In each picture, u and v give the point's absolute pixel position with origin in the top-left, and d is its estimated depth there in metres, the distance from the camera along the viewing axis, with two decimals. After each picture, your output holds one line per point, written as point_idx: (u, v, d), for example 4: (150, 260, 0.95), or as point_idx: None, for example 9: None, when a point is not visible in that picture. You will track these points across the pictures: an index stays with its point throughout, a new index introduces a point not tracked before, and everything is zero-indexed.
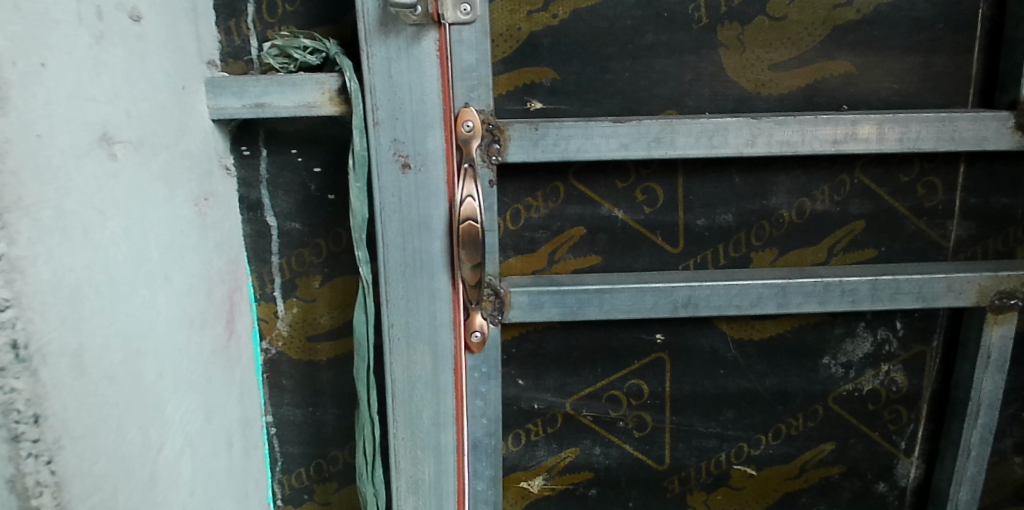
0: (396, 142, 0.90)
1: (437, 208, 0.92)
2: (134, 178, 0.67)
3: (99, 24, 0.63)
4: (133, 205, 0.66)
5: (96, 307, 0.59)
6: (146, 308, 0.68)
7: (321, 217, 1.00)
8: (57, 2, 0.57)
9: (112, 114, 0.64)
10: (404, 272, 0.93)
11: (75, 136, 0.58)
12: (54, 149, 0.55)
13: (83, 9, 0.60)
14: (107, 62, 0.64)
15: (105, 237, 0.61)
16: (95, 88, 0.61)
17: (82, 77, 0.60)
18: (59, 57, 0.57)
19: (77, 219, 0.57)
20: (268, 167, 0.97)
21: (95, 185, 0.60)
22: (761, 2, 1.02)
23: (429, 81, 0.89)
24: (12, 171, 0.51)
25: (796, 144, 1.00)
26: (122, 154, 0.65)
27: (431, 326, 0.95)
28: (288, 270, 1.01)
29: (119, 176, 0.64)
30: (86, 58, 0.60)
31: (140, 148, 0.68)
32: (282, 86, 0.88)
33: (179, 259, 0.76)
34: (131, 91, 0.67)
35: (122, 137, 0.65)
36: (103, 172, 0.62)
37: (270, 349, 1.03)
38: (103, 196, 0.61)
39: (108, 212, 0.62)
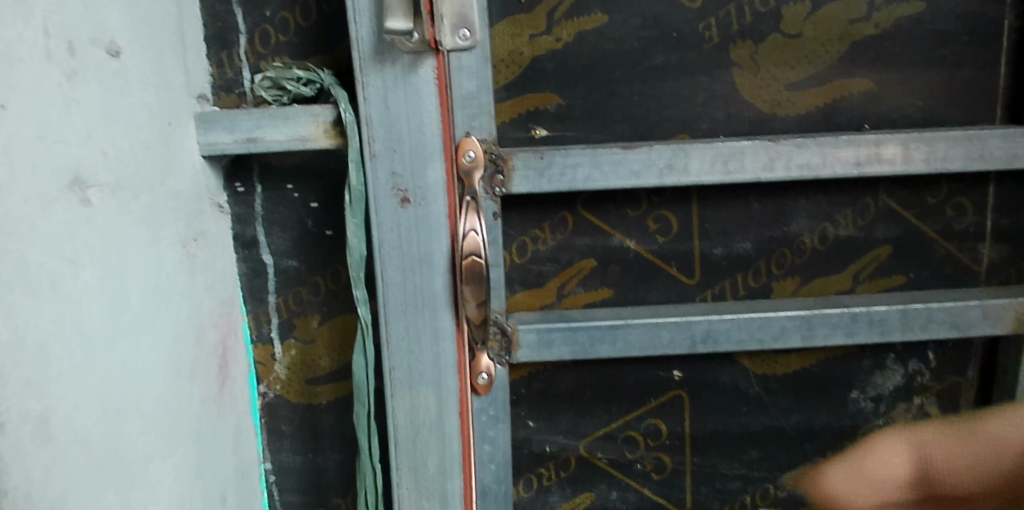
0: (394, 175, 0.85)
1: (439, 244, 0.87)
2: (111, 223, 0.63)
3: (72, 61, 0.60)
4: (110, 252, 0.62)
5: (65, 366, 0.55)
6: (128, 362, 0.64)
7: (319, 254, 0.95)
8: (20, 39, 0.54)
9: (86, 156, 0.60)
10: (405, 311, 0.89)
11: (41, 182, 0.55)
12: (16, 196, 0.52)
13: (52, 44, 0.57)
14: (80, 100, 0.60)
15: (77, 289, 0.57)
16: (66, 129, 0.58)
17: (50, 116, 0.56)
18: (24, 97, 0.54)
19: (43, 272, 0.54)
20: (263, 203, 0.93)
21: (64, 232, 0.57)
22: (775, 18, 0.97)
23: (427, 111, 0.84)
24: None
25: (817, 167, 0.95)
26: (98, 199, 0.61)
27: (434, 367, 0.90)
28: (286, 310, 0.96)
29: (94, 222, 0.60)
30: (55, 97, 0.57)
31: (119, 189, 0.65)
32: (275, 119, 0.84)
33: (165, 306, 0.72)
34: (108, 130, 0.64)
35: (98, 178, 0.61)
36: (74, 219, 0.58)
37: (268, 393, 0.98)
38: (74, 245, 0.58)
39: (81, 261, 0.58)
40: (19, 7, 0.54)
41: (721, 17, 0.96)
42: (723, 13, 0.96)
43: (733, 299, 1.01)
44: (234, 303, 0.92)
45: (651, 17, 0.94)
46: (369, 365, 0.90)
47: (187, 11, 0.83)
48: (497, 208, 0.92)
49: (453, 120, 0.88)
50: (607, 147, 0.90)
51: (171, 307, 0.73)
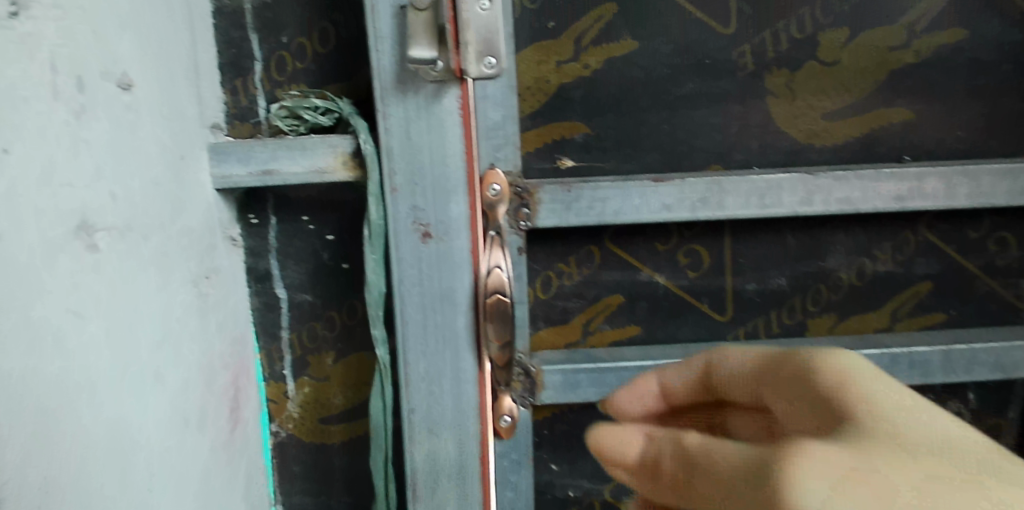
0: (415, 209, 0.81)
1: (461, 281, 0.83)
2: (119, 269, 0.59)
3: (80, 97, 0.56)
4: (117, 301, 0.58)
5: (69, 429, 0.52)
6: (134, 416, 0.60)
7: (335, 288, 0.91)
8: (25, 77, 0.50)
9: (93, 200, 0.56)
10: (425, 351, 0.85)
11: (46, 230, 0.51)
12: (20, 247, 0.48)
13: (59, 81, 0.53)
14: (89, 140, 0.56)
15: (82, 345, 0.54)
16: (73, 172, 0.54)
17: (56, 159, 0.52)
18: (27, 139, 0.50)
19: (46, 328, 0.50)
20: (277, 235, 0.89)
21: (70, 285, 0.53)
22: (812, 45, 0.92)
23: (451, 142, 0.80)
24: None
25: (856, 202, 0.90)
26: (106, 244, 0.57)
27: (456, 410, 0.86)
28: (299, 346, 0.92)
29: (101, 270, 0.56)
30: (62, 137, 0.53)
31: (128, 232, 0.61)
32: (291, 151, 0.80)
33: (174, 353, 0.68)
34: (117, 170, 0.60)
35: (105, 221, 0.57)
36: (81, 268, 0.54)
37: (280, 432, 0.94)
38: (80, 296, 0.54)
39: (87, 314, 0.54)
40: (25, 42, 0.50)
41: (757, 44, 0.91)
42: (759, 39, 0.91)
43: (767, 337, 0.97)
44: (247, 340, 0.88)
45: (684, 43, 0.90)
46: (387, 407, 0.87)
47: (201, 38, 0.79)
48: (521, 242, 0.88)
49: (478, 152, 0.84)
50: (637, 179, 0.86)
51: (179, 354, 0.69)
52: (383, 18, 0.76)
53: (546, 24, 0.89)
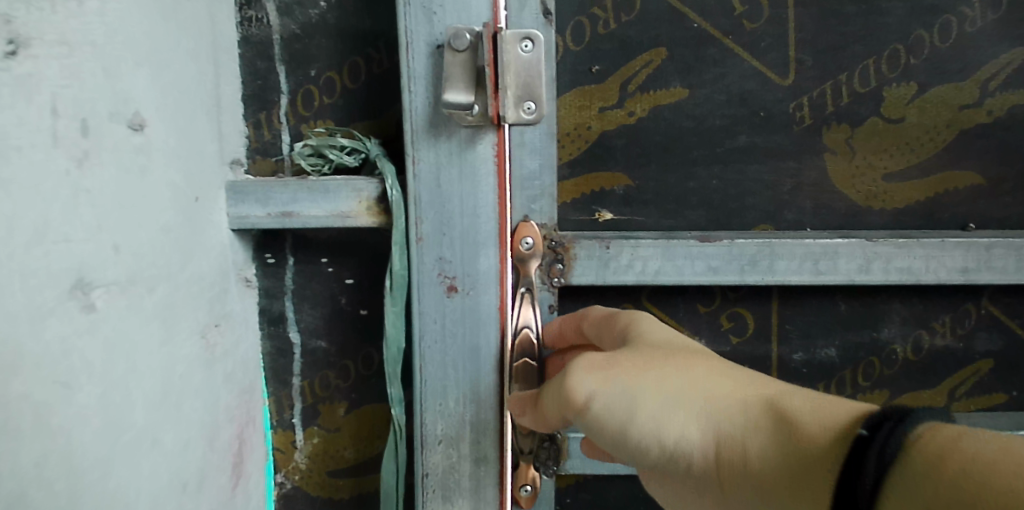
0: (442, 260, 0.75)
1: (486, 338, 0.77)
2: (119, 328, 0.55)
3: (83, 144, 0.52)
4: (115, 362, 0.54)
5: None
6: (126, 489, 0.55)
7: (351, 335, 0.86)
8: (21, 123, 0.47)
9: (93, 254, 0.52)
10: (445, 412, 0.78)
11: (34, 292, 0.47)
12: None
13: (60, 126, 0.50)
14: (91, 189, 0.52)
15: (69, 415, 0.49)
16: (71, 226, 0.50)
17: (52, 212, 0.49)
18: (17, 194, 0.46)
19: (23, 402, 0.46)
20: (294, 277, 0.84)
21: (58, 349, 0.49)
22: (876, 101, 0.86)
23: (484, 191, 0.74)
24: None
25: (919, 272, 0.82)
26: (105, 302, 0.53)
27: (473, 477, 0.79)
28: (310, 394, 0.87)
29: (97, 330, 0.52)
30: (60, 188, 0.50)
31: (133, 289, 0.57)
32: (313, 193, 0.75)
33: (175, 413, 0.63)
34: (124, 220, 0.56)
35: (105, 277, 0.53)
36: (74, 330, 0.50)
37: (285, 484, 0.89)
38: (69, 364, 0.50)
39: (77, 382, 0.50)
40: (22, 84, 0.47)
41: (815, 97, 0.85)
42: (817, 93, 0.85)
43: None
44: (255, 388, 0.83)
45: (737, 93, 0.84)
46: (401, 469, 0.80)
47: (224, 69, 0.75)
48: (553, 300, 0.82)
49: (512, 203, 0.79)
50: (682, 237, 0.80)
51: (180, 411, 0.64)
52: (417, 57, 0.71)
53: (591, 68, 0.83)
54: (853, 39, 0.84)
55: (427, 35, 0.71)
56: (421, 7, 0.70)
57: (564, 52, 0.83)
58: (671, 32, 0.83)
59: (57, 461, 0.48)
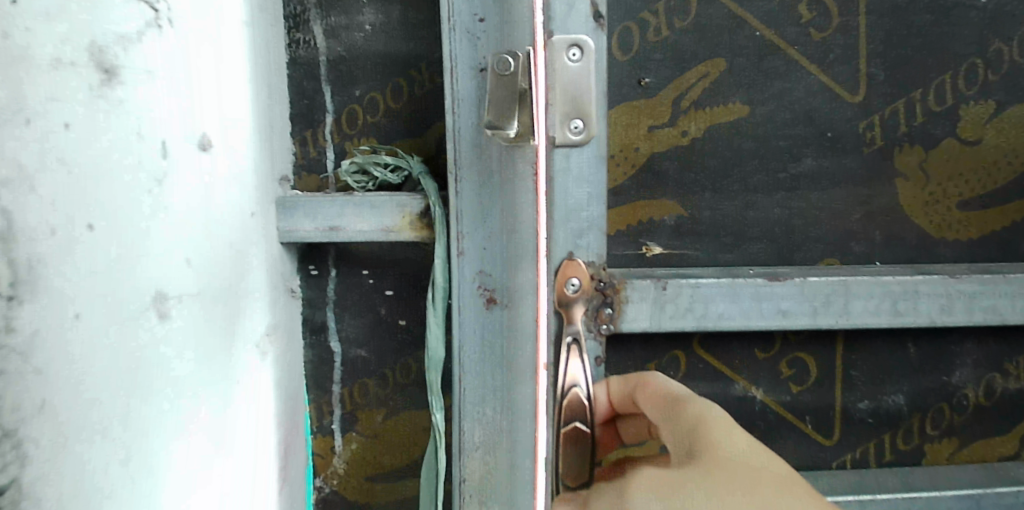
0: (481, 273, 0.76)
1: (523, 351, 0.77)
2: (190, 338, 0.56)
3: (165, 164, 0.52)
4: (188, 372, 0.56)
5: None
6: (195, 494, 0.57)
7: (390, 345, 0.88)
8: (114, 145, 0.47)
9: (173, 268, 0.53)
10: (483, 419, 0.79)
11: (127, 307, 0.48)
12: (97, 331, 0.45)
13: (146, 147, 0.50)
14: (170, 205, 0.53)
15: (153, 427, 0.51)
16: (156, 241, 0.51)
17: (140, 227, 0.49)
18: (110, 215, 0.46)
19: (118, 414, 0.47)
20: (337, 288, 0.87)
21: (144, 361, 0.50)
22: (952, 120, 0.86)
23: (522, 205, 0.73)
24: (38, 370, 0.42)
25: (1001, 310, 0.84)
26: (180, 312, 0.54)
27: (509, 484, 0.79)
28: (350, 401, 0.89)
29: (175, 341, 0.53)
30: (147, 207, 0.50)
31: (198, 301, 0.58)
32: (358, 208, 0.77)
33: (235, 418, 0.65)
34: (194, 237, 0.57)
35: (184, 291, 0.54)
36: (157, 343, 0.51)
37: (324, 487, 0.91)
38: (153, 375, 0.51)
39: (160, 392, 0.51)
40: (116, 109, 0.47)
41: (886, 117, 0.85)
42: (892, 112, 0.85)
43: (876, 465, 0.91)
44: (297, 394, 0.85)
45: (802, 111, 0.84)
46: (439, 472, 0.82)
47: (276, 87, 0.77)
48: (599, 350, 0.81)
49: (557, 239, 0.78)
50: (747, 275, 0.81)
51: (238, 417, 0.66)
52: (462, 80, 0.73)
53: (639, 81, 0.82)
54: (917, 57, 0.84)
55: (470, 60, 0.72)
56: (465, 33, 0.72)
57: (610, 61, 0.82)
58: (733, 45, 0.83)
59: (145, 472, 0.49)
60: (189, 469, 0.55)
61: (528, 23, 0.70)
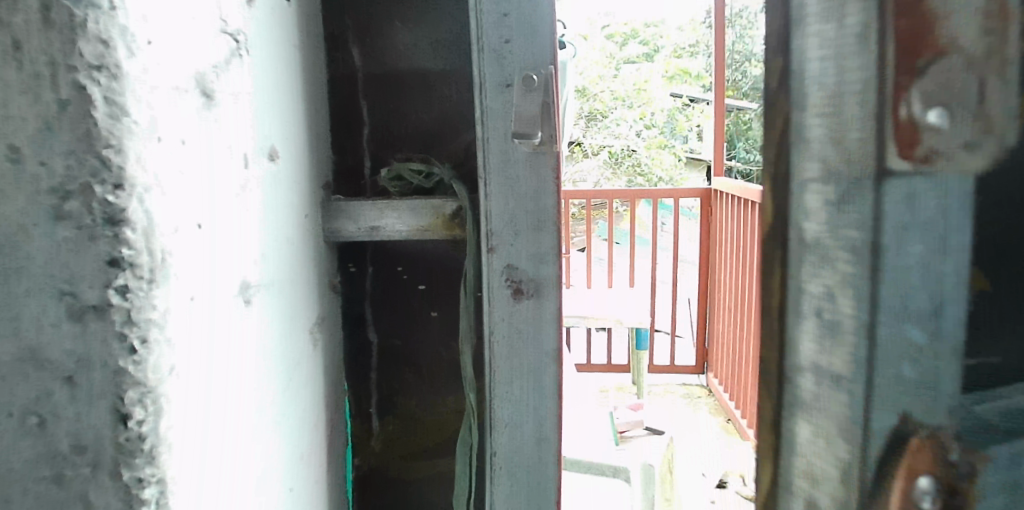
0: (510, 267, 0.85)
1: (548, 336, 0.86)
2: (263, 322, 0.64)
3: (246, 171, 0.61)
4: (260, 350, 0.64)
5: (224, 474, 0.56)
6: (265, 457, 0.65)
7: (423, 334, 0.97)
8: (213, 154, 0.55)
9: (250, 262, 0.61)
10: (512, 398, 0.88)
11: (221, 291, 0.56)
12: (205, 309, 0.53)
13: (233, 158, 0.59)
14: (248, 207, 0.61)
15: (238, 395, 0.59)
16: (238, 236, 0.59)
17: (229, 225, 0.57)
18: (212, 214, 0.54)
19: (218, 382, 0.55)
20: (374, 283, 0.95)
21: (233, 338, 0.58)
22: None
23: (546, 205, 0.84)
24: (170, 339, 0.48)
25: None
26: (256, 299, 0.62)
27: (535, 453, 0.89)
28: (386, 387, 0.98)
29: (252, 325, 0.62)
30: (234, 209, 0.58)
31: (270, 290, 0.67)
32: (397, 210, 0.86)
33: (294, 395, 0.74)
34: (266, 235, 0.66)
35: (256, 283, 0.63)
36: (239, 323, 0.59)
37: (361, 466, 1.00)
38: (239, 350, 0.59)
39: (242, 365, 0.60)
40: (215, 123, 0.56)
41: None
42: None
43: None
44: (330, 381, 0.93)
45: None
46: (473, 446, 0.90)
47: (320, 103, 0.86)
48: None
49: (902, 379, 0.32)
50: None
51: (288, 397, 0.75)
52: (489, 97, 0.82)
53: None
54: None
55: (498, 77, 0.81)
56: (493, 53, 0.81)
57: None
58: None
59: (233, 431, 0.58)
60: (262, 434, 0.64)
61: (549, 47, 0.81)
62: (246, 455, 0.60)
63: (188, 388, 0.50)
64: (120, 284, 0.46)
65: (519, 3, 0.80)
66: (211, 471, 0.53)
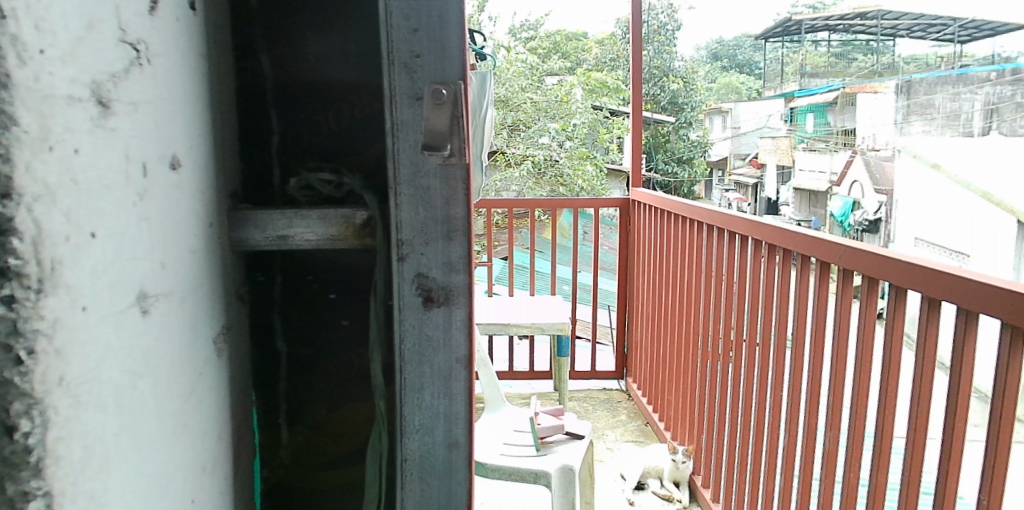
0: (420, 276, 0.86)
1: (458, 343, 0.88)
2: (164, 332, 0.64)
3: (146, 180, 0.61)
4: (161, 360, 0.63)
5: (121, 487, 0.56)
6: (165, 469, 0.64)
7: (333, 343, 0.97)
8: (109, 163, 0.55)
9: (149, 271, 0.61)
10: (423, 402, 0.89)
11: (117, 299, 0.55)
12: (98, 319, 0.52)
13: (131, 167, 0.59)
14: (148, 217, 0.61)
15: (136, 406, 0.58)
16: (136, 245, 0.59)
17: (125, 236, 0.57)
18: (108, 222, 0.54)
19: (111, 392, 0.54)
20: (283, 292, 0.95)
21: (131, 347, 0.57)
22: None
23: (455, 215, 0.86)
24: (57, 349, 0.48)
25: None
26: (157, 309, 0.62)
27: (445, 459, 0.90)
28: (294, 395, 0.98)
29: (153, 334, 0.61)
30: (133, 219, 0.58)
31: (174, 297, 0.66)
32: (305, 220, 0.86)
33: (198, 405, 0.73)
34: (168, 244, 0.65)
35: (158, 292, 0.63)
36: (139, 333, 0.59)
37: (270, 477, 0.99)
38: (137, 360, 0.58)
39: (141, 375, 0.59)
40: (110, 131, 0.55)
41: None
42: None
43: None
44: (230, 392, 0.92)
45: None
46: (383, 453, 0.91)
47: (227, 110, 0.86)
48: None
49: None
50: None
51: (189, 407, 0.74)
52: (401, 108, 0.83)
53: None
54: None
55: (408, 89, 0.83)
56: (403, 65, 0.83)
57: None
58: None
59: (131, 445, 0.58)
60: (161, 444, 0.64)
61: (457, 61, 0.83)
62: (145, 468, 0.60)
63: (77, 398, 0.50)
64: (5, 295, 0.46)
65: (429, 18, 0.82)
66: (106, 483, 0.53)
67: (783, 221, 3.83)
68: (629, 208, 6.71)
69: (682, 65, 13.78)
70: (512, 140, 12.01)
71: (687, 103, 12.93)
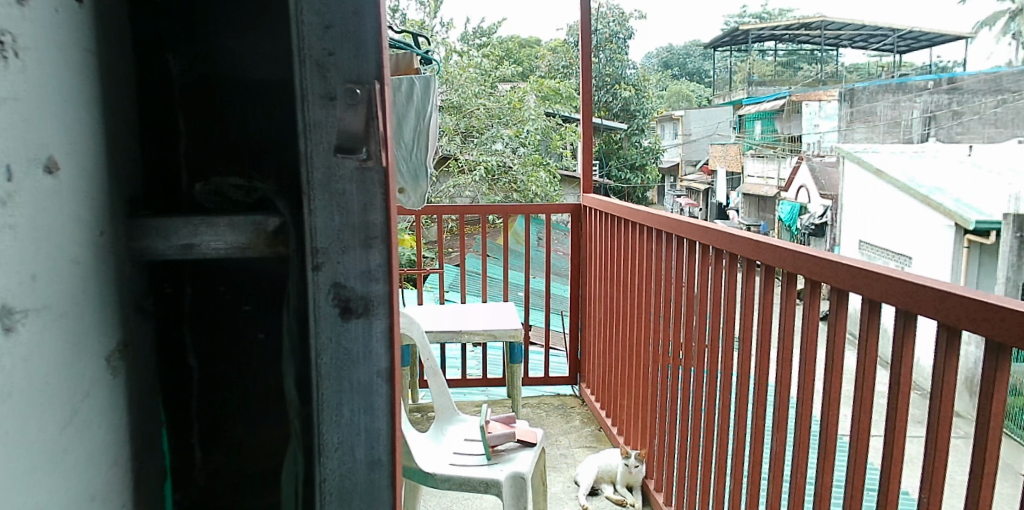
0: (337, 285, 0.82)
1: (378, 354, 0.84)
2: (35, 350, 0.61)
3: (8, 185, 0.58)
4: (30, 379, 0.60)
5: None
6: (35, 492, 0.61)
7: (248, 357, 0.91)
8: None
9: (13, 286, 0.58)
10: (342, 418, 0.84)
11: None
12: None
13: None
14: (13, 225, 0.58)
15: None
16: None
17: None
18: None
19: None
20: (194, 304, 0.89)
21: None
22: None
23: (374, 220, 0.82)
24: None
25: None
26: (24, 326, 0.59)
27: (367, 476, 0.86)
28: (207, 413, 0.92)
29: (18, 353, 0.58)
30: None
31: (51, 314, 0.63)
32: (212, 227, 0.81)
33: (84, 429, 0.69)
34: (42, 258, 0.62)
35: (25, 308, 0.60)
36: None
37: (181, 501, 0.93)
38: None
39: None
40: None
41: None
42: None
43: None
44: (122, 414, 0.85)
45: None
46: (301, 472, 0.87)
47: (119, 110, 0.80)
48: None
49: None
50: None
51: (52, 431, 0.67)
52: (312, 107, 0.78)
53: None
54: None
55: (319, 88, 0.78)
56: (314, 62, 0.78)
57: None
58: None
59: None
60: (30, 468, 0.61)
61: (373, 58, 0.80)
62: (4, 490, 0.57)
63: None
64: None
65: (341, 14, 0.78)
66: None
67: (729, 226, 3.89)
68: (580, 214, 6.75)
69: (633, 73, 14.02)
70: (465, 146, 12.04)
71: (639, 111, 13.14)
